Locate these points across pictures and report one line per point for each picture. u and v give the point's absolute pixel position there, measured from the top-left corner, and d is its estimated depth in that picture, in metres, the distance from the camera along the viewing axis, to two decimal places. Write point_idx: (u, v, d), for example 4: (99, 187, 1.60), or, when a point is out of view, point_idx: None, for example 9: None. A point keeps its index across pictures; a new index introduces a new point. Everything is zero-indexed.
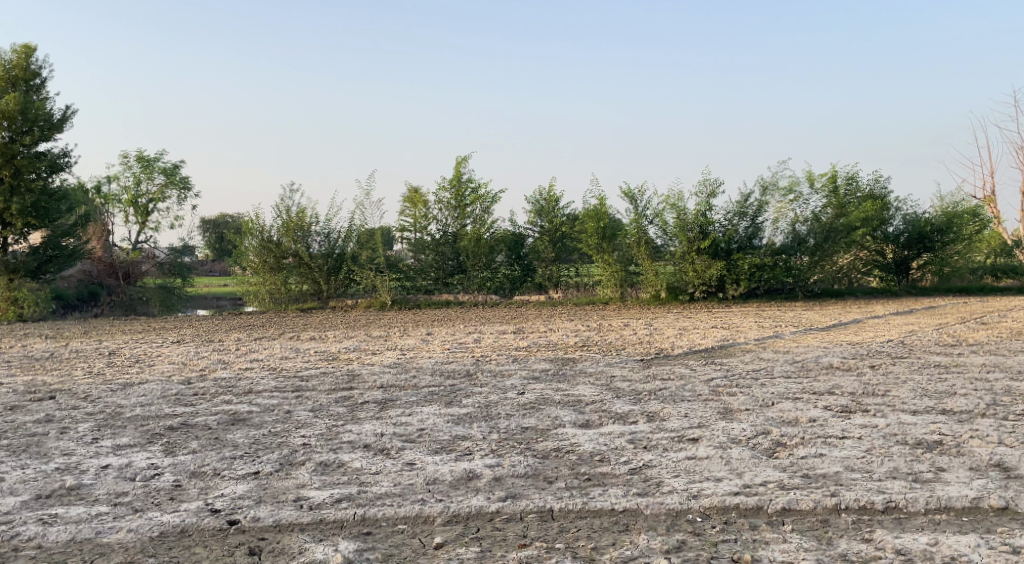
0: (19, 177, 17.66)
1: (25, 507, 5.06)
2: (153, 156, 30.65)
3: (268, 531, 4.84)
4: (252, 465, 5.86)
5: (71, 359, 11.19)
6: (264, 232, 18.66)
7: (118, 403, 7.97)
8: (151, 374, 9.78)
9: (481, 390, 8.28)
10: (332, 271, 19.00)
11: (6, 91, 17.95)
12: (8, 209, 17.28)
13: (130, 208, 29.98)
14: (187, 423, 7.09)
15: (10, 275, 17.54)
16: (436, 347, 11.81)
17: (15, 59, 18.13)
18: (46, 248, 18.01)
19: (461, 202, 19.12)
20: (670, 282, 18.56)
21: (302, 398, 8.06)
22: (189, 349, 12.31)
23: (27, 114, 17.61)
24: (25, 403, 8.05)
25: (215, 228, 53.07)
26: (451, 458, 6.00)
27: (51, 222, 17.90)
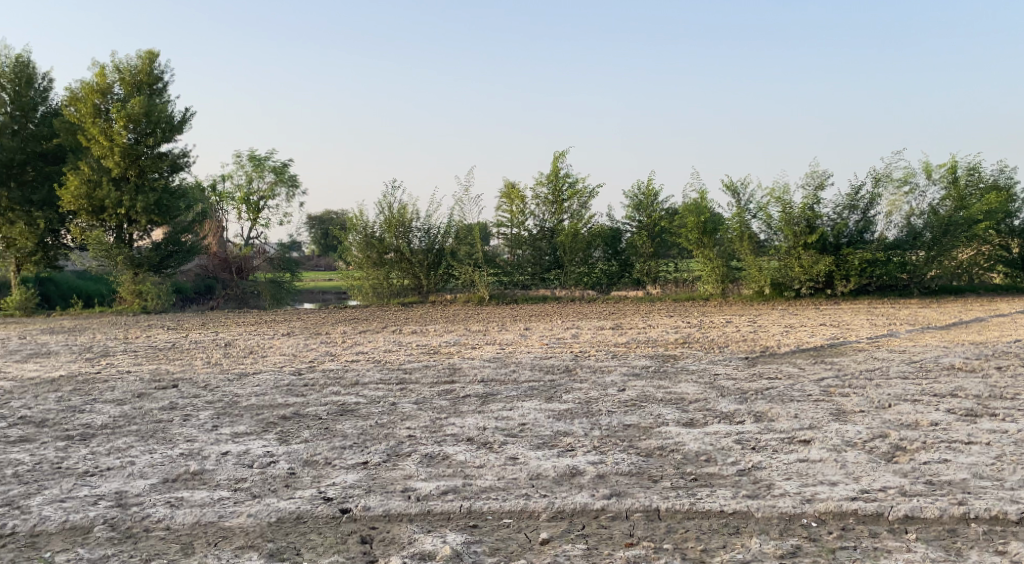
0: (143, 177, 18.68)
1: (154, 489, 5.33)
2: (264, 155, 31.93)
3: (378, 520, 4.96)
4: (360, 455, 6.02)
5: (191, 350, 11.76)
6: (367, 228, 19.12)
7: (235, 392, 8.33)
8: (263, 365, 10.17)
9: (582, 386, 8.26)
10: (431, 266, 19.31)
11: (132, 96, 18.92)
12: (133, 207, 18.32)
13: (242, 205, 31.36)
14: (299, 413, 7.34)
15: (136, 269, 18.63)
16: (534, 342, 11.83)
17: (140, 65, 19.10)
18: (167, 243, 19.00)
19: (558, 197, 19.09)
20: (773, 278, 17.99)
21: (406, 391, 8.22)
22: (299, 341, 12.76)
23: (151, 118, 18.53)
24: (152, 390, 8.52)
25: (321, 225, 54.93)
26: (554, 453, 6.01)
27: (173, 219, 18.91)
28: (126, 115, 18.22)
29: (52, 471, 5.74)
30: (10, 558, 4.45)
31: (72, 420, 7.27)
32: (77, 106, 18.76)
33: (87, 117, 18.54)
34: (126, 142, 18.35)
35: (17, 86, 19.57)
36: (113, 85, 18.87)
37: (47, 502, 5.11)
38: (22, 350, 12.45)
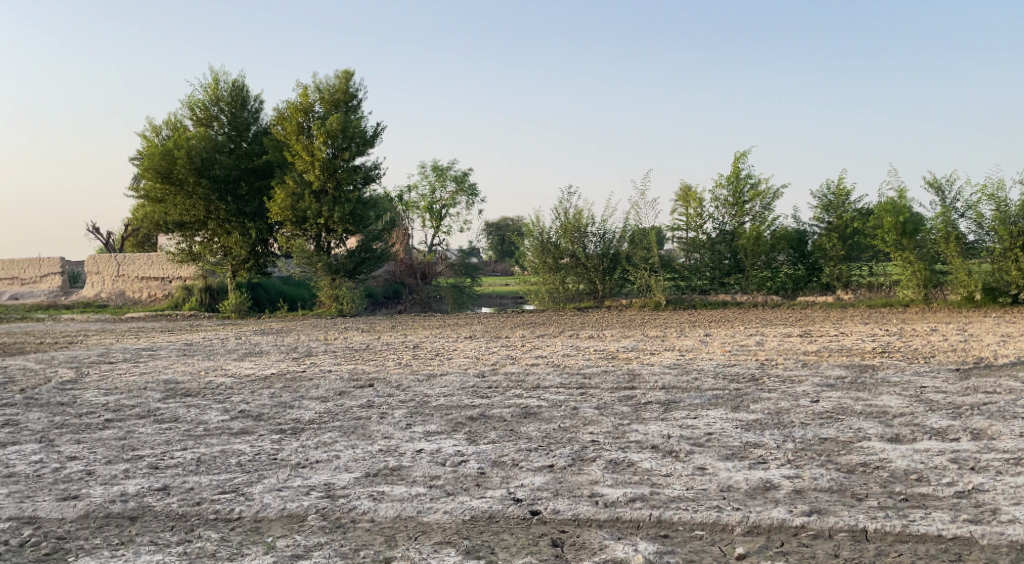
0: (339, 189, 19.90)
1: (358, 482, 5.64)
2: (446, 165, 33.18)
3: (568, 524, 4.98)
4: (547, 458, 6.08)
5: (382, 351, 12.39)
6: (544, 234, 19.37)
7: (425, 392, 8.68)
8: (448, 366, 10.53)
9: (772, 395, 7.92)
10: (606, 271, 19.26)
11: (330, 113, 20.20)
12: (331, 218, 19.58)
13: (425, 213, 32.74)
14: (485, 414, 7.54)
15: (333, 276, 19.86)
16: (717, 349, 11.49)
17: (337, 84, 20.37)
18: (360, 251, 20.22)
19: (740, 199, 18.50)
20: (985, 282, 16.48)
21: (587, 395, 8.23)
22: (481, 344, 13.11)
23: (347, 133, 19.68)
24: (350, 388, 9.04)
25: (499, 231, 56.34)
26: (745, 465, 5.80)
27: (365, 228, 20.04)
28: (325, 131, 19.50)
29: (269, 461, 6.23)
30: (237, 539, 4.85)
31: (284, 414, 7.85)
32: (283, 124, 20.36)
33: (292, 134, 20.09)
34: (325, 157, 19.64)
35: (233, 109, 21.52)
36: (313, 104, 20.26)
37: (265, 490, 5.53)
38: (235, 349, 13.61)
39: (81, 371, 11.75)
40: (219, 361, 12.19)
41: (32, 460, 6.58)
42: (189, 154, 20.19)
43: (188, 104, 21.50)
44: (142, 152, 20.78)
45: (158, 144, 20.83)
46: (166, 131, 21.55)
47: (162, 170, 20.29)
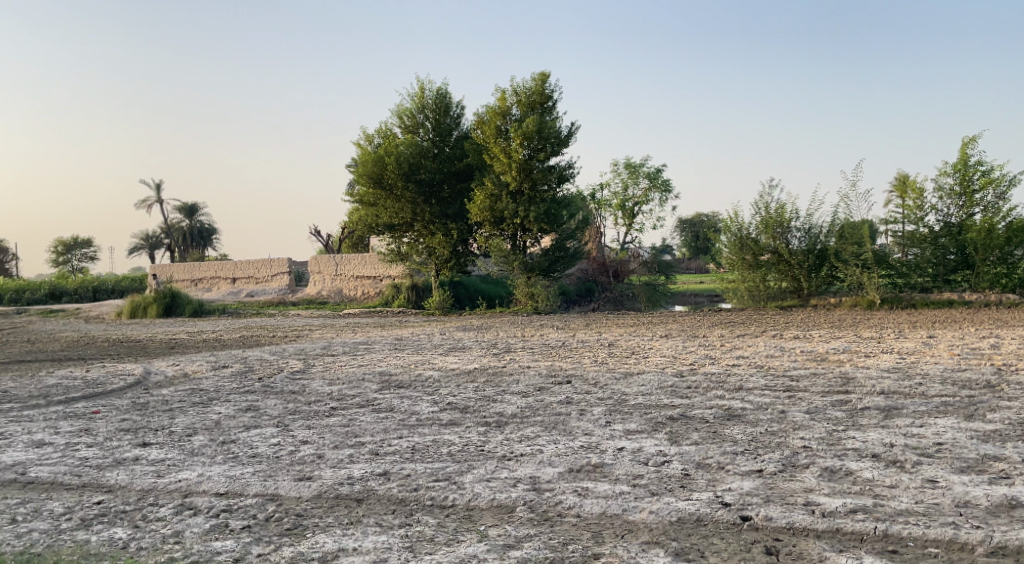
0: (535, 189, 20.32)
1: (562, 477, 5.73)
2: (639, 162, 32.92)
3: (782, 532, 4.80)
4: (755, 462, 5.87)
5: (579, 349, 12.49)
6: (742, 229, 18.67)
7: (624, 390, 8.66)
8: (646, 365, 10.45)
9: (1011, 404, 7.20)
10: (813, 268, 18.28)
11: (526, 116, 20.64)
12: (528, 217, 19.99)
13: (618, 211, 32.67)
14: (686, 414, 7.41)
15: (529, 273, 20.27)
16: (941, 352, 10.61)
17: (533, 86, 20.75)
18: (555, 249, 20.45)
19: (968, 187, 17.00)
20: None
21: (796, 399, 7.87)
22: (678, 343, 12.88)
23: (542, 134, 20.01)
24: (550, 384, 9.21)
25: (692, 228, 55.20)
26: (983, 480, 5.32)
27: (560, 226, 20.27)
28: (521, 133, 19.94)
29: (477, 453, 6.47)
30: (452, 526, 5.07)
31: (487, 408, 8.13)
32: (483, 128, 21.07)
33: (490, 137, 20.73)
34: (521, 158, 20.10)
35: (436, 116, 22.50)
36: (511, 107, 20.82)
37: (476, 481, 5.75)
38: (440, 344, 14.26)
39: (306, 362, 12.80)
40: (426, 355, 12.83)
41: (271, 443, 7.24)
42: (398, 160, 21.39)
43: (397, 112, 22.75)
44: (357, 160, 22.26)
45: (370, 152, 22.22)
46: (378, 139, 22.97)
47: (374, 175, 21.65)
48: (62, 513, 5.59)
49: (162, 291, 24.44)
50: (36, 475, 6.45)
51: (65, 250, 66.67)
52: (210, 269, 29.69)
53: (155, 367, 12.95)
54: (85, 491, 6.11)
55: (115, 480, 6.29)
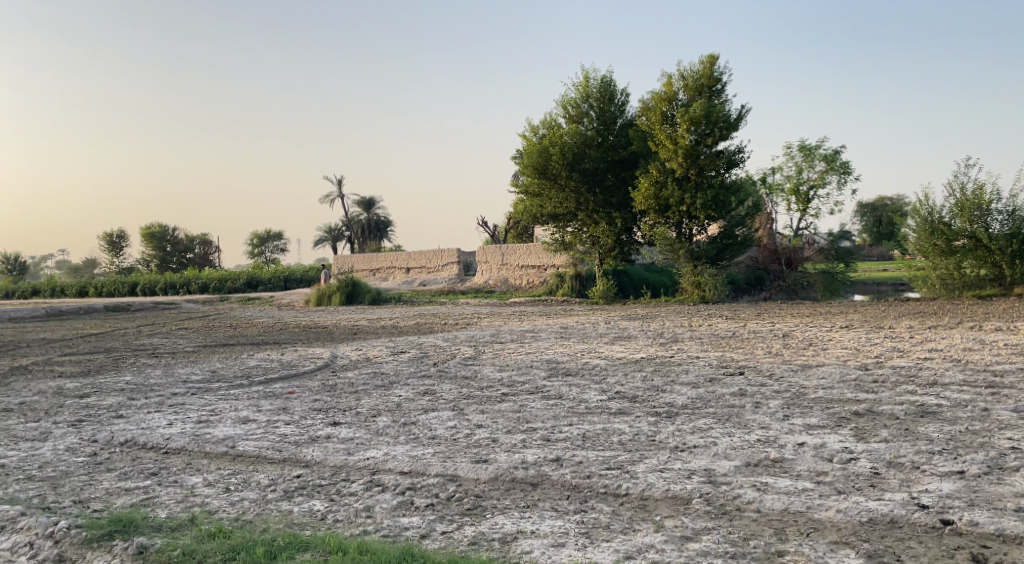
0: (702, 174, 19.81)
1: (740, 471, 5.58)
2: (815, 143, 31.35)
3: (990, 539, 4.45)
4: (955, 463, 5.47)
5: (752, 339, 12.09)
6: (934, 213, 17.39)
7: (802, 383, 8.30)
8: (826, 357, 9.97)
9: None
10: (1017, 254, 16.72)
11: (694, 100, 20.15)
12: (695, 204, 19.58)
13: (792, 196, 31.29)
14: (874, 410, 7.00)
15: (695, 262, 20.01)
16: None
17: (702, 69, 20.21)
18: (723, 237, 19.95)
19: None
20: None
21: (999, 396, 7.25)
22: (861, 334, 12.19)
23: (710, 118, 19.45)
24: (722, 375, 8.98)
25: (873, 214, 51.97)
26: None
27: (729, 213, 19.69)
28: (689, 118, 19.49)
29: (649, 443, 6.41)
30: (627, 515, 5.05)
31: (658, 398, 8.03)
32: (648, 115, 20.77)
33: (656, 124, 20.39)
34: (688, 143, 19.66)
35: (601, 104, 22.35)
36: (677, 91, 20.40)
37: (649, 470, 5.71)
38: (606, 333, 14.24)
39: (477, 349, 13.15)
40: (594, 344, 12.84)
41: (448, 426, 7.50)
42: (562, 149, 21.48)
43: (562, 103, 22.81)
44: (522, 151, 22.55)
45: (535, 143, 22.44)
46: (543, 130, 23.18)
47: (539, 165, 21.86)
48: (267, 484, 6.06)
49: (343, 280, 25.86)
50: (242, 448, 7.02)
51: (258, 243, 71.93)
52: (387, 259, 31.12)
53: (340, 351, 13.75)
54: (285, 464, 6.59)
55: (311, 456, 6.73)
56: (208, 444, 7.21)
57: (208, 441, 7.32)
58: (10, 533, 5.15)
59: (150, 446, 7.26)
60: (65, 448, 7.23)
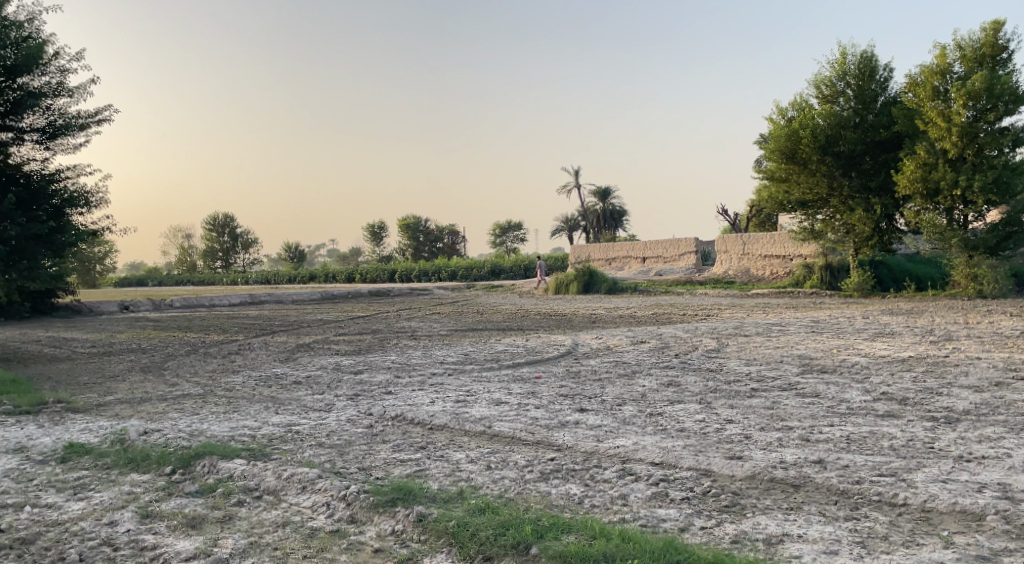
0: (981, 155, 17.74)
1: None
2: None
3: None
4: None
5: None
6: None
7: None
8: None
9: None
10: None
11: (973, 71, 18.15)
12: (972, 187, 17.68)
13: None
14: None
15: (970, 252, 18.18)
16: None
17: (983, 37, 18.15)
18: (1005, 224, 17.90)
19: None
20: None
21: None
22: None
23: (992, 91, 17.39)
24: (1011, 380, 8.03)
25: None
26: None
27: (1014, 197, 17.53)
28: (966, 91, 17.56)
29: (926, 450, 5.89)
30: (908, 526, 4.69)
31: (932, 401, 7.34)
32: (917, 90, 18.99)
33: (925, 99, 18.62)
34: (964, 120, 17.73)
35: (860, 81, 20.67)
36: (953, 63, 18.45)
37: (930, 480, 5.25)
38: (865, 329, 13.26)
39: (721, 341, 12.80)
40: (851, 340, 12.00)
41: (697, 419, 7.35)
42: (814, 132, 20.32)
43: (816, 82, 21.53)
44: (769, 135, 21.58)
45: (783, 125, 21.37)
46: (792, 111, 22.01)
47: (788, 150, 20.84)
48: (524, 464, 6.28)
49: (581, 269, 26.22)
50: (498, 429, 7.33)
51: (500, 234, 74.96)
52: (623, 249, 31.19)
53: (582, 339, 13.97)
54: (539, 447, 6.79)
55: (563, 440, 6.89)
56: (467, 423, 7.60)
57: (467, 419, 7.73)
58: (310, 493, 5.75)
59: (417, 422, 7.80)
60: (346, 419, 7.96)
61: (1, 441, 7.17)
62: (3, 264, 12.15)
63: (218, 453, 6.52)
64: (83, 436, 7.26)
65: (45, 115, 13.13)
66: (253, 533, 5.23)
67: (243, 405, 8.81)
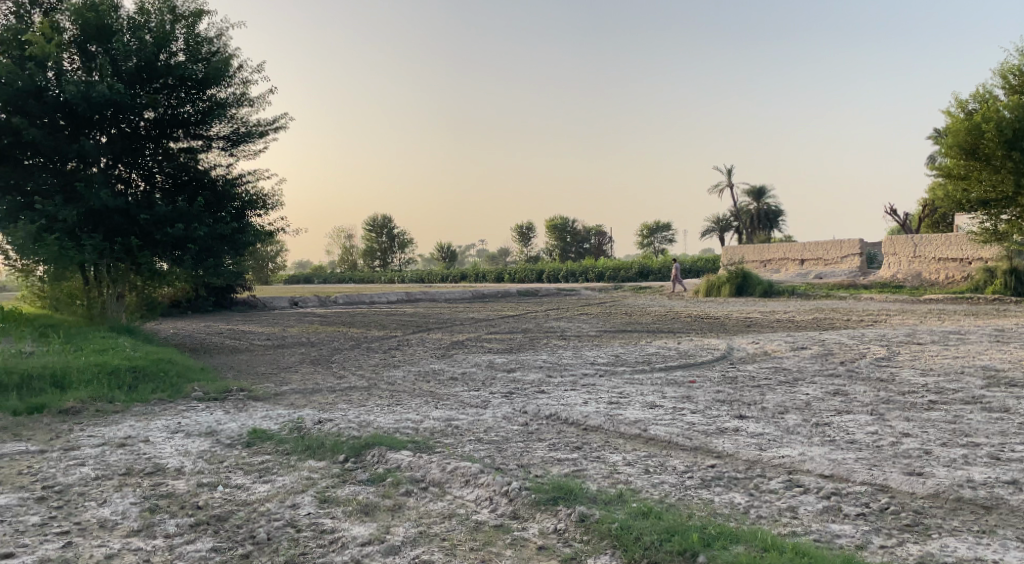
0: None
1: None
2: None
3: None
4: None
5: None
6: None
7: None
8: None
9: None
10: None
11: None
12: None
13: None
14: None
15: None
16: None
17: None
18: None
19: None
20: None
21: None
22: None
23: None
24: None
25: None
26: None
27: None
28: None
29: None
30: None
31: None
32: None
33: None
34: None
35: None
36: None
37: None
38: None
39: (890, 349, 12.07)
40: None
41: (869, 431, 6.95)
42: (999, 126, 18.69)
43: (1002, 72, 19.91)
44: (946, 130, 20.19)
45: (963, 119, 19.92)
46: (973, 105, 20.47)
47: (968, 145, 19.57)
48: (684, 470, 6.15)
49: (735, 272, 25.47)
50: (654, 433, 7.22)
51: (648, 235, 74.11)
52: (779, 251, 30.02)
53: (738, 344, 13.56)
54: (698, 453, 6.64)
55: (723, 447, 6.70)
56: (622, 425, 7.54)
57: (622, 421, 7.66)
58: (472, 487, 5.88)
59: (572, 421, 7.81)
60: (502, 416, 8.09)
61: (193, 424, 7.78)
62: (194, 261, 13.21)
63: (386, 444, 6.79)
64: (264, 422, 7.77)
65: (230, 124, 14.12)
66: (421, 523, 5.40)
67: (404, 399, 9.14)
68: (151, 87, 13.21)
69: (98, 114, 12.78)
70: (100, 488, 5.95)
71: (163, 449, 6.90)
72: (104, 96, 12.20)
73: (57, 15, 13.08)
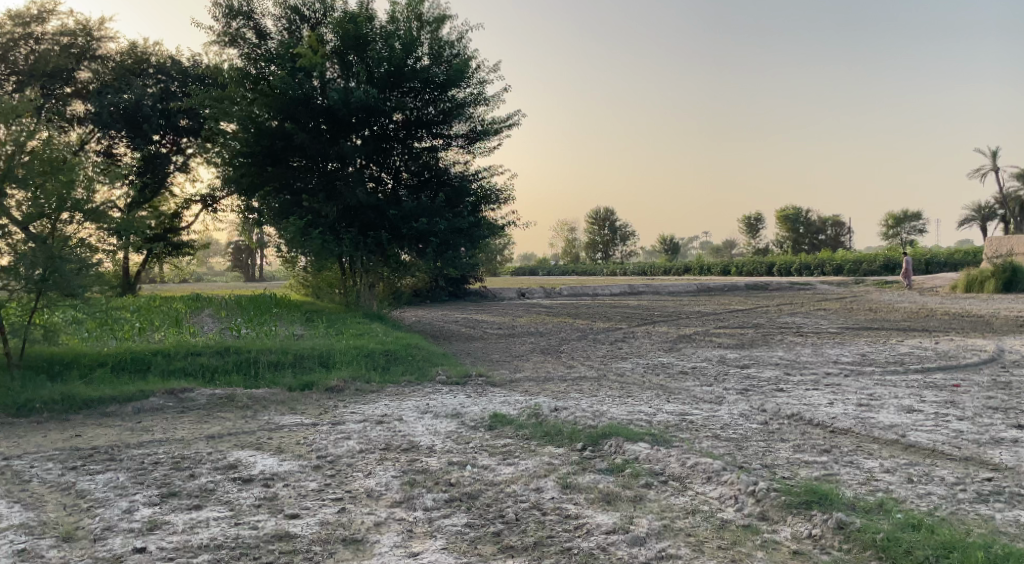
0: None
1: None
2: None
3: None
4: None
5: None
6: None
7: None
8: None
9: None
10: None
11: None
12: None
13: None
14: None
15: None
16: None
17: None
18: None
19: None
20: None
21: None
22: None
23: None
24: None
25: None
26: None
27: None
28: None
29: None
30: None
31: None
32: None
33: None
34: None
35: None
36: None
37: None
38: None
39: None
40: None
41: None
42: None
43: None
44: None
45: None
46: None
47: None
48: (954, 482, 5.59)
49: (1001, 265, 22.81)
50: (915, 439, 6.62)
51: (894, 225, 68.38)
52: None
53: (1006, 345, 12.13)
54: (969, 464, 6.00)
55: (1000, 460, 6.01)
56: (876, 429, 6.99)
57: (876, 425, 7.11)
58: (716, 484, 5.71)
59: (817, 422, 7.36)
60: (740, 413, 7.79)
61: (440, 406, 8.22)
62: (435, 254, 14.03)
63: (624, 435, 6.78)
64: (504, 407, 8.05)
65: (468, 122, 14.69)
66: (665, 516, 5.33)
67: (636, 391, 9.09)
68: (399, 90, 14.09)
69: (355, 118, 13.85)
70: (364, 460, 6.45)
71: (415, 428, 7.36)
72: (360, 101, 13.21)
73: (322, 29, 14.34)
